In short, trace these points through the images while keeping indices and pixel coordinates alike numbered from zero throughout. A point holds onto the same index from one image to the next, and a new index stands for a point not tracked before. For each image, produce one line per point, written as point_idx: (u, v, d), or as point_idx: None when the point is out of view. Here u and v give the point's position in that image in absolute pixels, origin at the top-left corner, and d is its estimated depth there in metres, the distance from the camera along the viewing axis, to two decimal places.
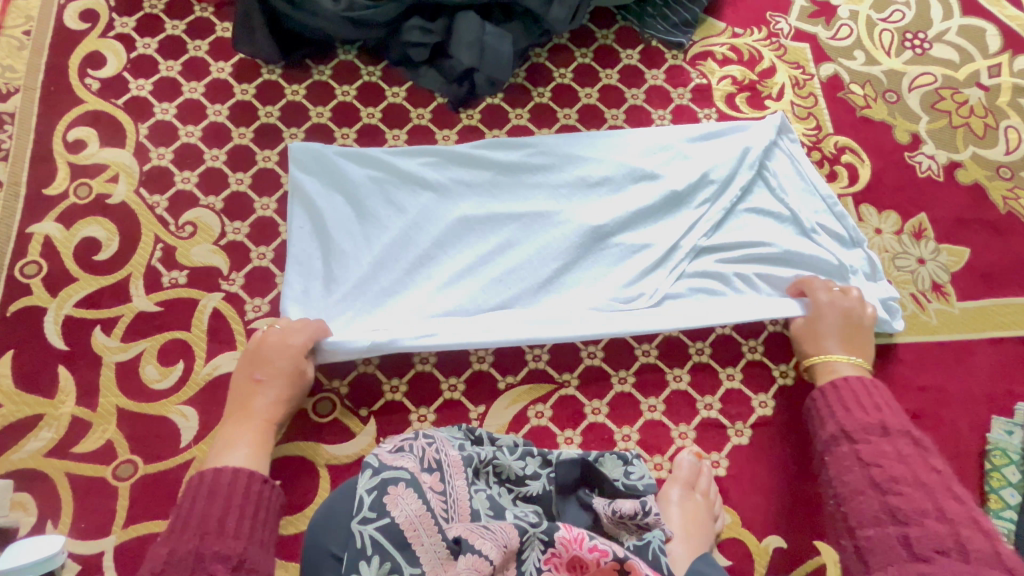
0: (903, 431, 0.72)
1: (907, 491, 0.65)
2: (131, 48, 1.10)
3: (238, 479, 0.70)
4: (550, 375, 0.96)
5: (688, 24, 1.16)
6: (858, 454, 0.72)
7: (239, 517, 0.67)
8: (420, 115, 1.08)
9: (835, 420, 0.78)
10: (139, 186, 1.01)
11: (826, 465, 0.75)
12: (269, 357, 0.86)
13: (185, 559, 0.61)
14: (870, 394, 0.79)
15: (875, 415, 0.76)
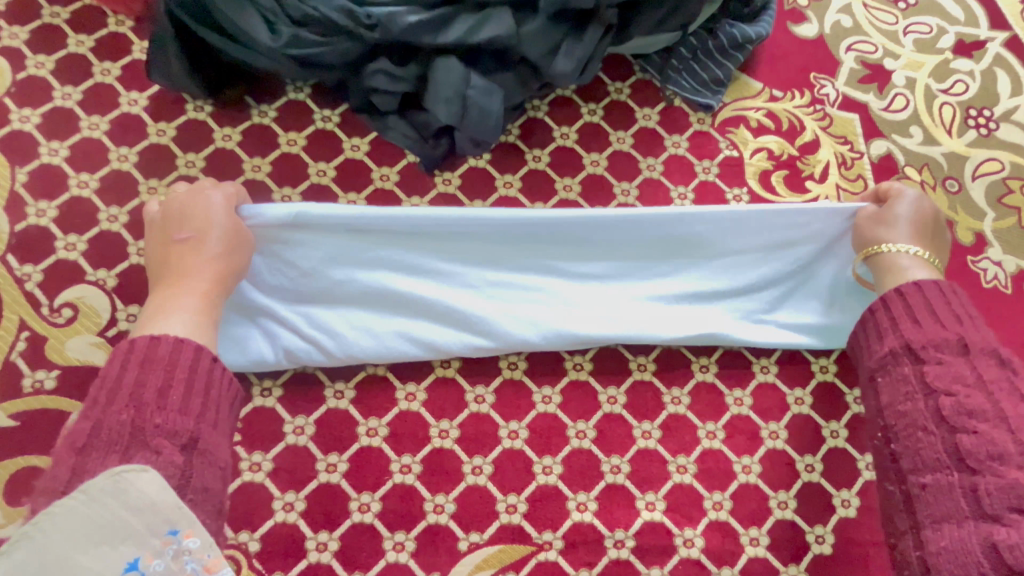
0: (985, 348, 0.62)
1: (985, 430, 0.55)
2: (20, 67, 0.86)
3: (181, 348, 0.58)
4: (527, 534, 0.74)
5: (720, 82, 0.95)
6: (924, 376, 0.62)
7: (190, 392, 0.56)
8: (385, 176, 0.87)
9: (899, 334, 0.66)
10: (7, 252, 0.78)
11: (880, 388, 0.65)
12: (191, 212, 0.70)
13: (116, 434, 0.51)
14: (952, 304, 0.66)
15: (950, 329, 0.64)
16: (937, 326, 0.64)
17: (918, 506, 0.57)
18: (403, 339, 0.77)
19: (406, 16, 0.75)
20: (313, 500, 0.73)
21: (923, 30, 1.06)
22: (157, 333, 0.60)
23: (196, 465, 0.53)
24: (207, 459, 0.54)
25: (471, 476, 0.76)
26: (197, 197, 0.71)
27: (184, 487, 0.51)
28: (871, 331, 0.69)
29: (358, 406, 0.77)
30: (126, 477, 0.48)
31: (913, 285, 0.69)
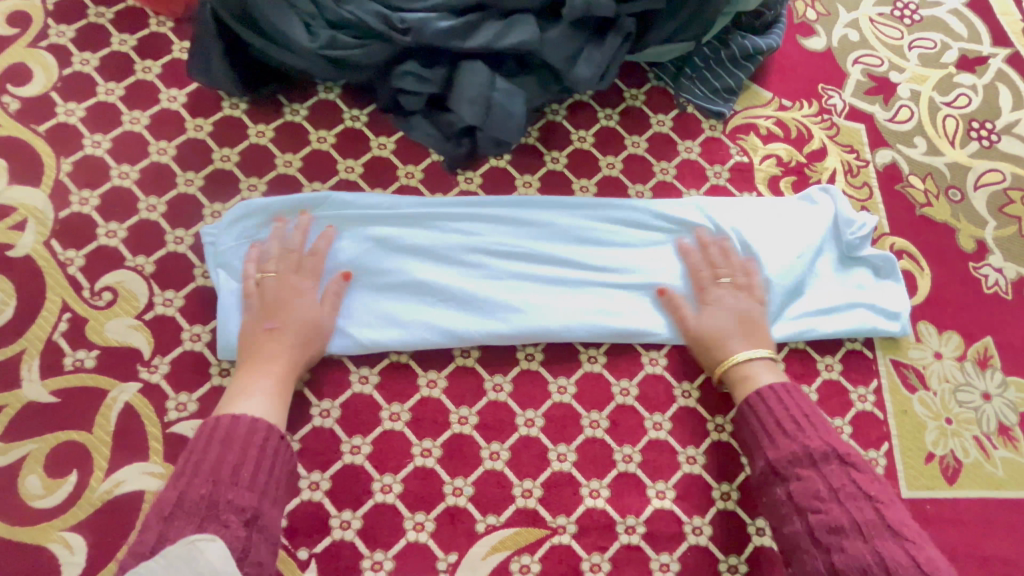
0: (824, 453, 0.68)
1: (849, 544, 0.61)
2: (66, 64, 0.90)
3: (258, 430, 0.65)
4: (542, 519, 0.77)
5: (731, 91, 0.99)
6: (791, 495, 0.67)
7: (261, 471, 0.62)
8: (410, 173, 0.91)
9: (762, 453, 0.72)
10: (51, 238, 0.82)
11: (766, 510, 0.70)
12: (280, 302, 0.76)
13: (196, 506, 0.57)
14: (786, 409, 0.73)
15: (795, 440, 0.70)
16: (786, 440, 0.71)
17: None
18: (429, 327, 0.81)
19: (437, 21, 0.79)
20: (337, 480, 0.76)
21: (927, 45, 1.10)
22: (236, 413, 0.66)
23: (254, 541, 0.58)
24: (262, 536, 0.59)
25: (489, 461, 0.79)
26: (279, 281, 0.77)
27: (243, 560, 0.56)
28: (746, 447, 0.75)
29: (382, 391, 0.80)
30: (199, 545, 0.53)
31: (758, 396, 0.76)
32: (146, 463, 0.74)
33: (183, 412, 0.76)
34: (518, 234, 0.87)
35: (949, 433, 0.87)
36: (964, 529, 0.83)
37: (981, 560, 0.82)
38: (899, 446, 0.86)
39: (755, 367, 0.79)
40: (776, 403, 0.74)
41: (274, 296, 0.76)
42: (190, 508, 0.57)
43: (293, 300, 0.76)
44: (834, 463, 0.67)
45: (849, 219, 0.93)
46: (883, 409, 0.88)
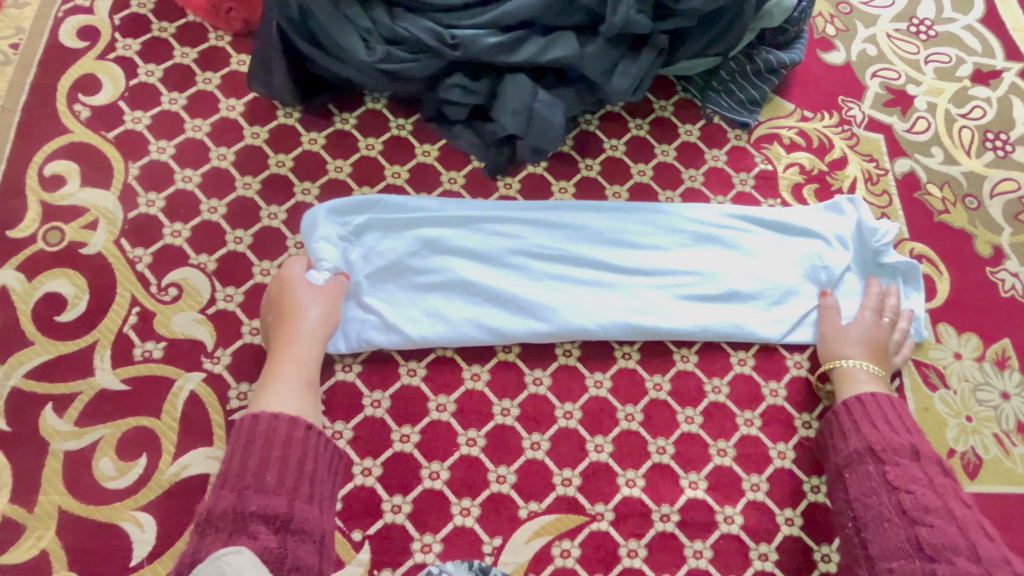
0: (934, 458, 0.74)
1: (941, 525, 0.66)
2: (132, 74, 0.97)
3: (278, 424, 0.64)
4: (581, 506, 0.81)
5: (756, 102, 1.04)
6: (886, 474, 0.73)
7: (285, 471, 0.61)
8: (452, 179, 0.96)
9: (861, 436, 0.78)
10: (120, 237, 0.87)
11: (847, 482, 0.76)
12: (285, 309, 0.78)
13: (224, 518, 0.56)
14: (896, 411, 0.80)
15: (903, 435, 0.77)
16: (894, 433, 0.77)
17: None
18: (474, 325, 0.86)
19: (486, 38, 0.85)
20: (388, 467, 0.80)
21: (943, 60, 1.15)
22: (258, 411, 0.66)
23: (292, 543, 0.57)
24: (302, 536, 0.58)
25: (530, 450, 0.83)
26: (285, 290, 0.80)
27: (280, 565, 0.54)
28: (836, 430, 0.81)
29: (429, 383, 0.85)
30: (225, 560, 0.53)
31: (869, 397, 0.81)
32: (211, 447, 0.79)
33: (243, 401, 0.81)
34: (556, 237, 0.92)
35: (970, 430, 0.91)
36: (986, 523, 0.87)
37: None
38: None
39: (862, 376, 0.85)
40: (884, 402, 0.80)
41: (278, 294, 0.80)
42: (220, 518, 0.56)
43: (297, 294, 0.79)
44: (933, 464, 0.74)
45: (873, 229, 0.96)
46: (905, 407, 0.91)
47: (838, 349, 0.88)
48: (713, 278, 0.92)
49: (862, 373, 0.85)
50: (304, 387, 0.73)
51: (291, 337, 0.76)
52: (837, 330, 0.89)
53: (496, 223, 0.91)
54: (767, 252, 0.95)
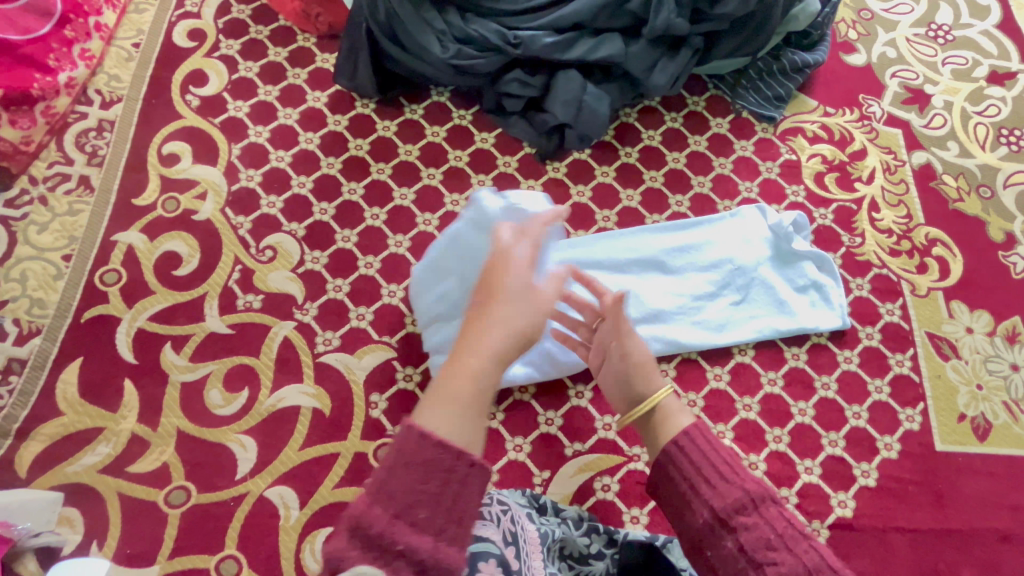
0: (764, 494, 0.62)
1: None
2: (234, 70, 1.12)
3: (443, 455, 0.46)
4: (620, 448, 0.92)
5: (781, 99, 1.15)
6: (742, 546, 0.58)
7: (436, 500, 0.45)
8: (507, 162, 1.08)
9: (704, 502, 0.63)
10: (225, 206, 1.02)
11: (715, 566, 0.60)
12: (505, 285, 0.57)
13: (371, 547, 0.43)
14: (717, 452, 0.66)
15: (736, 483, 0.63)
16: (725, 486, 0.63)
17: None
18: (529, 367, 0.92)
19: (544, 38, 0.98)
20: None
21: (960, 62, 1.24)
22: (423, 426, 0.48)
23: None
24: None
25: (575, 398, 0.94)
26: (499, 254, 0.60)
27: None
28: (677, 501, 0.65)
29: None
30: None
31: (684, 439, 0.68)
32: (302, 384, 0.92)
33: (329, 346, 0.94)
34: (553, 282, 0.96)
35: (980, 397, 0.99)
36: (994, 480, 0.94)
37: (1009, 507, 0.93)
38: (934, 406, 0.98)
39: (675, 405, 0.74)
40: (702, 445, 0.67)
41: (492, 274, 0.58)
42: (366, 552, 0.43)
43: (503, 277, 0.58)
44: (772, 506, 0.61)
45: (777, 222, 1.02)
46: (919, 374, 1.00)
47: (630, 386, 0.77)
48: (714, 294, 0.99)
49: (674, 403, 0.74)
50: (475, 409, 0.50)
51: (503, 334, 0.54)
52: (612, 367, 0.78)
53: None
54: (704, 261, 1.01)
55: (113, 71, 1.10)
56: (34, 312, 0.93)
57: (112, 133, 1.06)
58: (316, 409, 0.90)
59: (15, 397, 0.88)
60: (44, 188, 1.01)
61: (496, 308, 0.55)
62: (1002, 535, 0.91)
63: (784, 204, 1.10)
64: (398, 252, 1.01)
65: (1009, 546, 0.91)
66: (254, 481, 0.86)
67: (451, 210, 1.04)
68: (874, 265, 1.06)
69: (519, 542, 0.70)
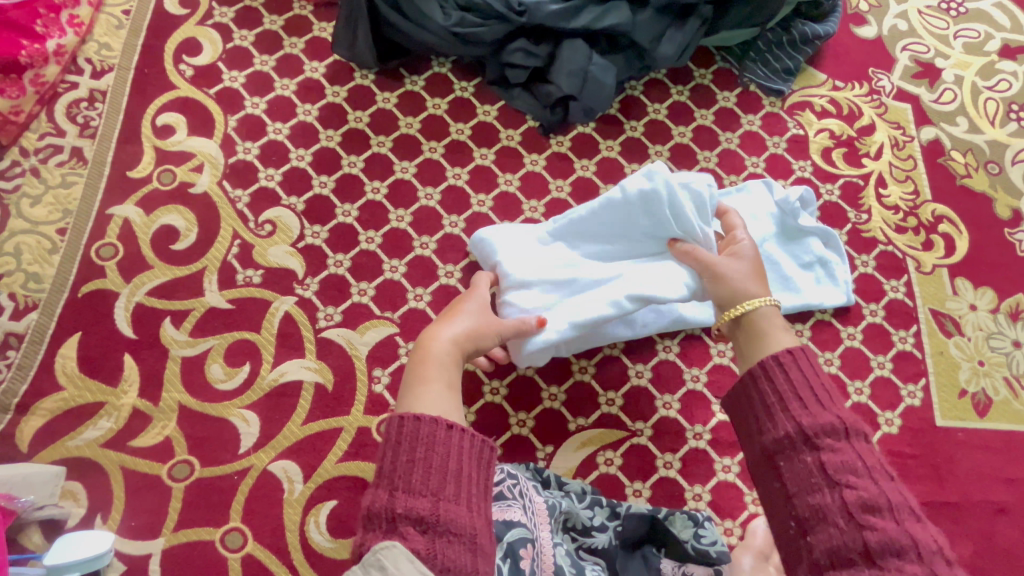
0: (858, 426, 0.61)
1: (885, 525, 0.54)
2: (228, 39, 1.09)
3: (421, 427, 0.58)
4: (622, 422, 0.92)
5: (790, 72, 1.12)
6: (822, 464, 0.59)
7: (426, 467, 0.56)
8: (510, 136, 1.06)
9: (791, 416, 0.63)
10: (222, 179, 1.00)
11: (785, 477, 0.60)
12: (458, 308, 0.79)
13: (383, 514, 0.54)
14: (818, 378, 0.65)
15: (829, 410, 0.62)
16: (819, 408, 0.62)
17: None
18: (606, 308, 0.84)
19: (548, 5, 0.95)
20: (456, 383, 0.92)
21: (971, 35, 1.22)
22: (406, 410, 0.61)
23: (440, 543, 0.52)
24: (450, 536, 0.53)
25: (578, 373, 0.94)
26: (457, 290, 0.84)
27: (432, 560, 0.51)
28: (761, 411, 0.65)
29: None
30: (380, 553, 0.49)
31: (787, 356, 0.67)
32: (303, 359, 0.91)
33: (331, 321, 0.93)
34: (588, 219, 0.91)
35: (981, 373, 0.99)
36: (992, 454, 0.95)
37: (1005, 481, 0.94)
38: (935, 382, 0.98)
39: (772, 319, 0.73)
40: (806, 367, 0.66)
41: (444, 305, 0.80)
42: (378, 516, 0.55)
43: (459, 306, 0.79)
44: (862, 440, 0.61)
45: (784, 197, 0.99)
46: (921, 350, 1.00)
47: (738, 287, 0.77)
48: None
49: (777, 322, 0.73)
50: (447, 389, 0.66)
51: (457, 336, 0.74)
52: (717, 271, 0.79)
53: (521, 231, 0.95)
54: None
55: (103, 39, 1.07)
56: (29, 286, 0.92)
57: (104, 104, 1.03)
58: (317, 383, 0.90)
59: (13, 371, 0.87)
60: (36, 160, 0.98)
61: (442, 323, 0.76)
62: (998, 508, 0.93)
63: (790, 179, 1.08)
64: (399, 227, 0.99)
65: (1005, 518, 0.92)
66: (257, 455, 0.86)
67: (453, 183, 1.02)
68: (879, 242, 1.05)
69: (529, 514, 0.72)
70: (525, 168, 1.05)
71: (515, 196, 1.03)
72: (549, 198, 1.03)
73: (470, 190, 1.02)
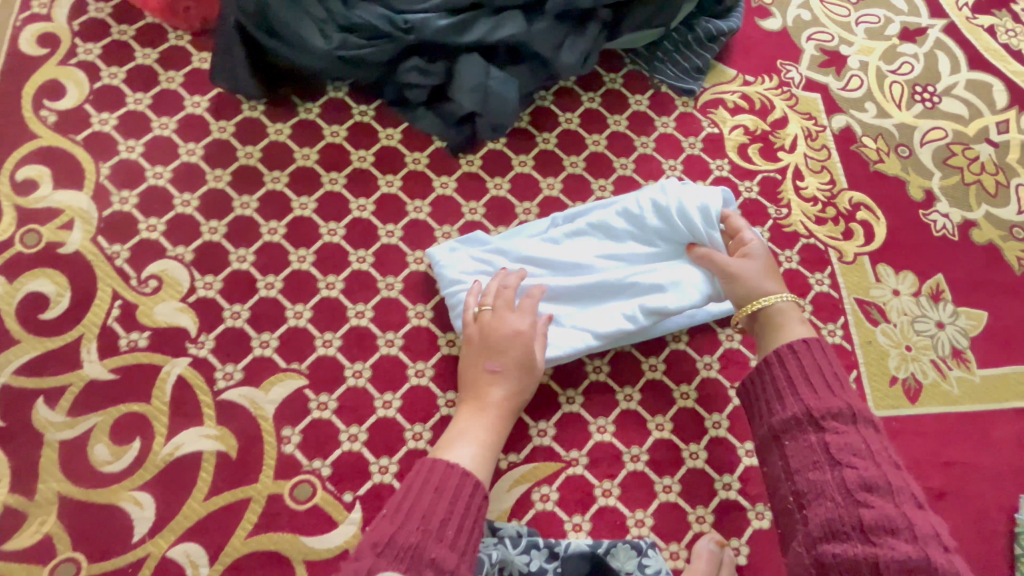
0: (868, 420, 0.69)
1: (880, 503, 0.61)
2: (96, 78, 0.99)
3: (464, 484, 0.69)
4: (556, 454, 0.87)
5: (700, 70, 1.11)
6: (826, 445, 0.67)
7: (437, 508, 0.66)
8: (416, 159, 1.00)
9: (800, 401, 0.72)
10: (97, 235, 0.90)
11: (790, 453, 0.69)
12: (501, 345, 0.82)
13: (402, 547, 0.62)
14: (832, 372, 0.73)
15: (839, 398, 0.71)
16: (829, 395, 0.71)
17: (830, 572, 0.60)
18: (615, 320, 0.87)
19: (437, 20, 0.90)
20: (374, 432, 0.85)
21: (872, 20, 1.23)
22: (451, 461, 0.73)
23: None
24: None
25: None
26: (493, 318, 0.84)
27: None
28: (772, 395, 0.75)
29: (407, 352, 0.89)
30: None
31: (801, 345, 0.76)
32: (201, 427, 0.83)
33: (230, 381, 0.85)
34: (587, 234, 0.93)
35: (910, 358, 0.99)
36: (927, 439, 0.95)
37: (942, 464, 0.94)
38: (866, 372, 0.98)
39: (789, 315, 0.82)
40: (820, 358, 0.74)
41: (499, 351, 0.82)
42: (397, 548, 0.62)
43: (494, 348, 0.82)
44: (870, 430, 0.68)
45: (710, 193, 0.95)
46: (850, 341, 0.99)
47: (753, 289, 0.83)
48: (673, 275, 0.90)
49: (792, 314, 0.82)
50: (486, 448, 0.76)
51: (498, 389, 0.81)
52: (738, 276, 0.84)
53: (488, 245, 0.92)
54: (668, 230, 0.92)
55: None
56: None
57: None
58: (219, 452, 0.82)
59: None
60: None
61: (494, 375, 0.81)
62: (937, 493, 0.92)
63: (708, 179, 1.06)
64: (302, 269, 0.92)
65: (945, 502, 0.92)
66: (154, 542, 0.77)
67: (358, 216, 0.96)
68: (801, 235, 1.05)
69: None
70: (435, 193, 0.99)
71: (426, 223, 0.97)
72: (463, 222, 0.98)
73: (377, 221, 0.96)
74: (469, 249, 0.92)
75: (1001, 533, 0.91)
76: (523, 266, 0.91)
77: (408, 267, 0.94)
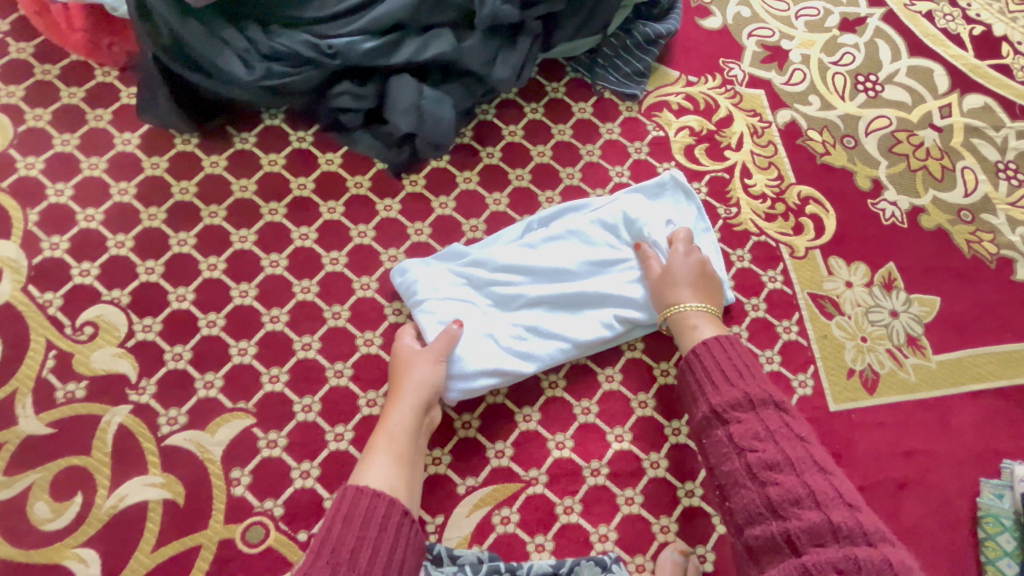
0: (768, 399, 0.70)
1: (784, 479, 0.62)
2: (20, 121, 0.96)
3: (375, 504, 0.69)
4: (515, 474, 0.86)
5: (641, 74, 1.10)
6: (731, 435, 0.68)
7: (348, 539, 0.65)
8: (359, 183, 0.98)
9: (706, 398, 0.74)
10: (28, 284, 0.87)
11: (707, 452, 0.71)
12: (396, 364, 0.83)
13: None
14: (730, 359, 0.75)
15: (738, 386, 0.72)
16: (728, 387, 0.72)
17: (760, 556, 0.62)
18: (594, 328, 0.90)
19: (362, 43, 0.89)
20: (326, 467, 0.83)
21: (812, 13, 1.23)
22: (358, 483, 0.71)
23: None
24: None
25: (462, 430, 0.88)
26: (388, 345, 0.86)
27: None
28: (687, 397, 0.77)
29: (357, 382, 0.87)
30: None
31: (703, 346, 0.78)
32: (146, 475, 0.80)
33: (174, 426, 0.83)
34: (563, 242, 0.94)
35: (866, 349, 0.99)
36: (886, 429, 0.95)
37: (903, 454, 0.94)
38: (824, 366, 0.98)
39: (698, 322, 0.85)
40: (718, 351, 0.76)
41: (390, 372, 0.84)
42: None
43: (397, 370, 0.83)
44: (770, 408, 0.69)
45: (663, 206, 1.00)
46: (806, 337, 0.99)
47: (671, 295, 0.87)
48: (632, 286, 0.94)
49: (702, 322, 0.85)
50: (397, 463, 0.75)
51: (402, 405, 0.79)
52: (666, 275, 0.89)
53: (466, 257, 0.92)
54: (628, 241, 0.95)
55: None
56: None
57: None
58: (165, 500, 0.79)
59: None
60: None
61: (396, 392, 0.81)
62: (899, 483, 0.92)
63: None
64: (244, 303, 0.90)
65: (909, 492, 0.92)
66: None
67: (300, 245, 0.94)
68: (751, 233, 1.04)
69: None
70: (378, 216, 0.97)
71: (371, 248, 0.95)
72: (409, 244, 0.96)
73: (320, 249, 0.94)
74: (446, 263, 0.92)
75: (964, 518, 0.91)
76: (500, 277, 0.91)
77: (355, 294, 0.92)
